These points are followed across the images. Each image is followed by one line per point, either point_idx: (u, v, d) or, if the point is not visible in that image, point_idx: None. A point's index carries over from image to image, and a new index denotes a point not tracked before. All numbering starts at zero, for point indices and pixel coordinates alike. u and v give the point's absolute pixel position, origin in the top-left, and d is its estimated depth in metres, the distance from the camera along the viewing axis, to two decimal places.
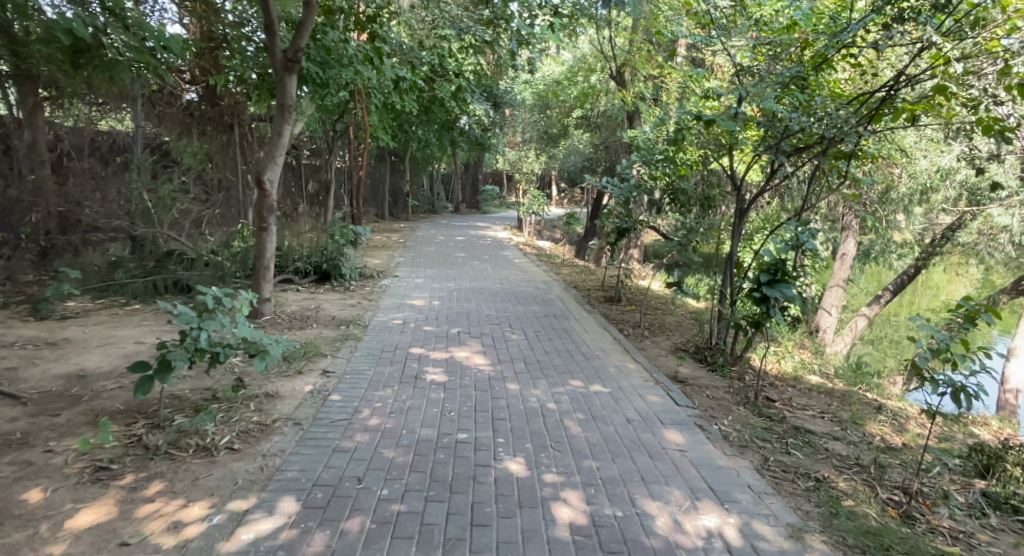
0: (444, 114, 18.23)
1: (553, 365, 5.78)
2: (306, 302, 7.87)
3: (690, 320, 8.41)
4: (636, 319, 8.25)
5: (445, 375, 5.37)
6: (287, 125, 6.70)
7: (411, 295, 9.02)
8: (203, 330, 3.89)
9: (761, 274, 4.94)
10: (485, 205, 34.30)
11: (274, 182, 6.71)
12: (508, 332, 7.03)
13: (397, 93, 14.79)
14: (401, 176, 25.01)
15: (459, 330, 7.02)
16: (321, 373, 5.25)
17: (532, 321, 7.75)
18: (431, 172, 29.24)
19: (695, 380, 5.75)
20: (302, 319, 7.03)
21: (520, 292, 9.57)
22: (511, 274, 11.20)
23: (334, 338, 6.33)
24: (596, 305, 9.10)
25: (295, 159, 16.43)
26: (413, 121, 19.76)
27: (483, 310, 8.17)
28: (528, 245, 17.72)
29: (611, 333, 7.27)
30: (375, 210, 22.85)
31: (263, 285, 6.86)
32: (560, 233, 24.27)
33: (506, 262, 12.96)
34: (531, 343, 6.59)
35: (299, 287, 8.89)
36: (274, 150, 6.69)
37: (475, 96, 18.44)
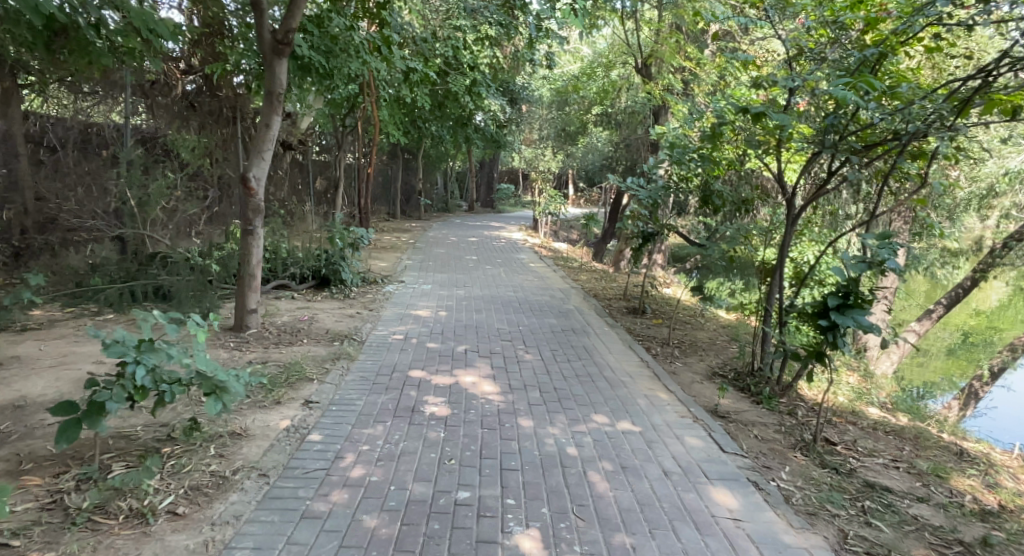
0: (459, 109, 17.52)
1: (573, 396, 4.98)
2: (300, 313, 7.14)
3: (724, 338, 7.56)
4: (663, 335, 7.42)
5: (448, 407, 4.59)
6: (277, 115, 5.97)
7: (416, 304, 8.28)
8: (142, 364, 3.09)
9: (830, 296, 4.07)
10: (500, 204, 33.59)
11: (262, 179, 5.98)
12: (522, 351, 6.24)
13: (409, 86, 14.07)
14: (414, 174, 24.33)
15: (466, 348, 6.24)
16: (302, 404, 4.49)
17: (549, 336, 6.95)
18: (445, 169, 28.55)
19: (739, 415, 4.93)
20: (291, 333, 6.29)
21: (535, 302, 8.77)
22: (525, 281, 10.42)
23: (325, 357, 5.59)
24: (618, 317, 8.29)
25: (302, 155, 15.78)
26: (427, 116, 19.05)
27: (494, 323, 7.40)
28: (543, 247, 16.96)
29: (637, 354, 6.45)
30: (386, 209, 22.19)
31: (249, 293, 6.12)
32: (577, 234, 23.45)
33: (521, 266, 12.19)
34: (548, 366, 5.80)
35: (295, 294, 8.17)
36: (263, 142, 5.96)
37: (491, 90, 17.72)
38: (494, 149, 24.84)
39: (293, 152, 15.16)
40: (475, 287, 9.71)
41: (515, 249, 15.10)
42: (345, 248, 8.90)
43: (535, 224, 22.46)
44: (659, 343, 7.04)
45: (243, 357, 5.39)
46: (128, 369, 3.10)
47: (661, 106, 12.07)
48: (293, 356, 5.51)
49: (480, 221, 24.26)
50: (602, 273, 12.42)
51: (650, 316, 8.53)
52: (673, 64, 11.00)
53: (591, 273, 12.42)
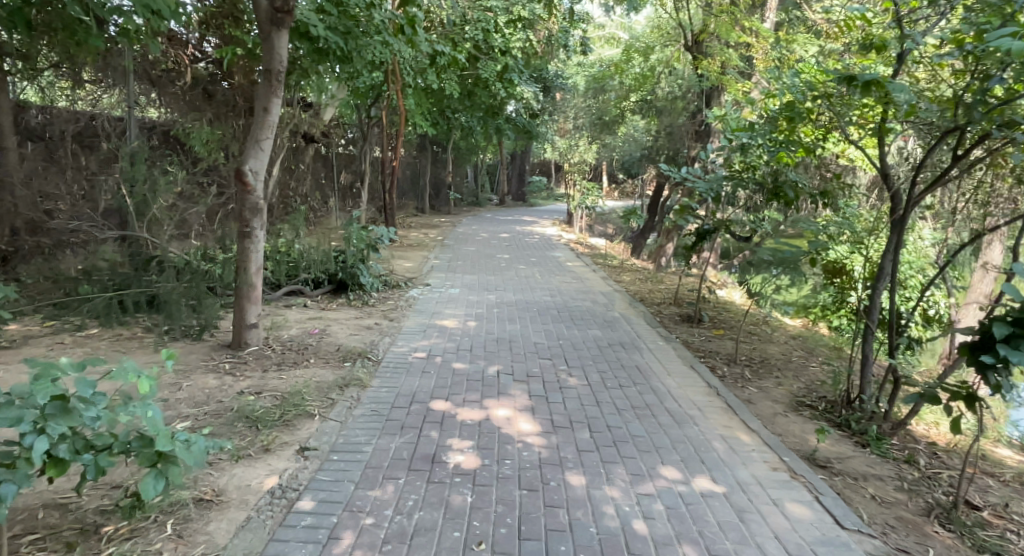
0: (490, 98, 16.63)
1: (632, 440, 4.00)
2: (311, 324, 6.29)
3: (800, 355, 6.48)
4: (726, 352, 6.39)
5: (476, 456, 3.66)
6: (278, 97, 5.07)
7: (443, 312, 7.38)
8: (41, 439, 2.17)
9: (995, 326, 3.02)
10: (533, 198, 32.65)
11: (261, 173, 5.11)
12: (565, 374, 5.27)
13: (435, 72, 13.16)
14: (443, 167, 23.49)
15: (499, 370, 5.30)
16: (296, 451, 3.61)
17: (595, 353, 5.97)
18: (475, 162, 27.70)
19: (844, 465, 3.91)
20: (297, 351, 5.44)
21: (576, 310, 7.78)
22: (563, 284, 9.43)
23: (333, 382, 4.72)
24: (672, 328, 7.25)
25: (326, 148, 15.04)
26: (456, 106, 18.18)
27: (530, 337, 6.43)
28: (578, 242, 16.02)
29: (702, 377, 5.43)
30: (415, 204, 21.45)
31: (250, 305, 5.27)
32: (614, 228, 22.38)
33: (557, 266, 11.24)
34: (597, 394, 4.81)
35: (309, 301, 7.33)
36: (263, 129, 5.06)
37: (524, 78, 16.78)
38: (525, 140, 23.86)
39: (315, 145, 14.40)
40: (508, 291, 8.77)
41: (549, 246, 14.16)
42: (364, 250, 8.04)
43: (570, 219, 21.47)
44: (724, 362, 6.00)
45: (237, 384, 4.55)
46: (24, 444, 2.19)
47: (712, 89, 10.94)
48: (296, 381, 4.65)
49: (511, 216, 23.32)
50: (646, 273, 11.36)
51: (709, 326, 7.48)
52: (728, 40, 9.89)
53: (635, 273, 11.38)
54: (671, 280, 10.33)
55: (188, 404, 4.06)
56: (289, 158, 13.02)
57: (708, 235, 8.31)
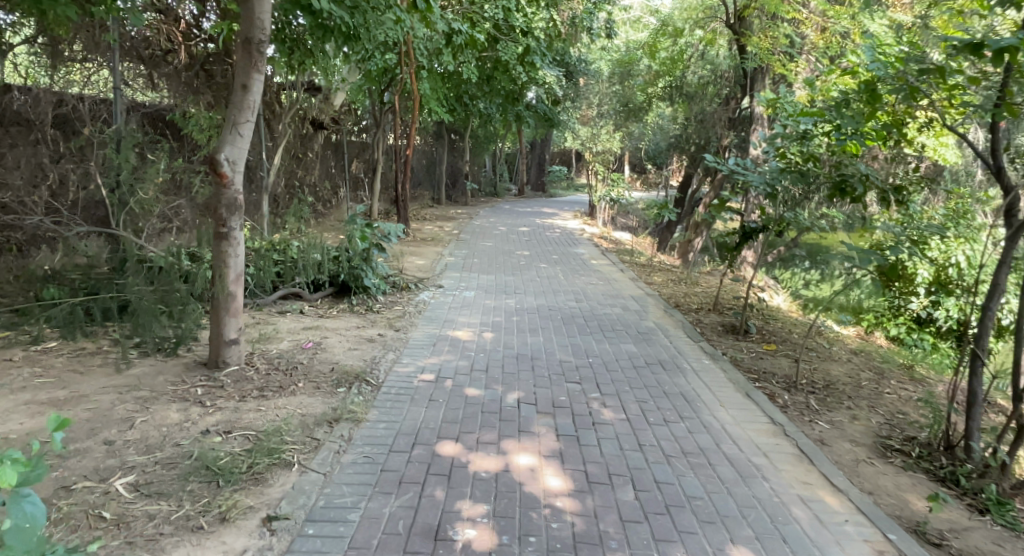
0: (510, 83, 15.78)
1: (689, 505, 3.17)
2: (306, 336, 5.50)
3: (869, 378, 5.58)
4: (782, 374, 5.52)
5: (493, 531, 2.85)
6: (259, 73, 4.26)
7: (455, 320, 6.58)
8: None
9: None
10: (552, 187, 31.78)
11: (239, 162, 4.30)
12: (597, 404, 4.45)
13: (452, 54, 12.30)
14: (460, 156, 22.63)
15: (520, 400, 4.48)
16: (264, 521, 2.83)
17: (631, 375, 5.13)
18: (494, 151, 26.85)
19: (964, 543, 3.07)
20: (285, 371, 4.65)
21: (606, 319, 6.93)
22: (589, 286, 8.58)
23: (321, 416, 3.93)
24: (716, 342, 6.38)
25: (337, 135, 14.27)
26: (475, 91, 17.34)
27: (555, 353, 5.60)
28: (600, 237, 15.22)
29: (761, 410, 4.57)
30: (431, 194, 20.67)
31: (229, 317, 4.49)
32: (637, 221, 21.44)
33: (581, 264, 10.40)
34: (639, 434, 3.98)
35: (306, 306, 6.55)
36: (241, 110, 4.25)
37: (547, 61, 15.90)
38: (546, 128, 22.94)
39: (325, 132, 13.63)
40: (528, 294, 7.95)
41: (571, 241, 13.31)
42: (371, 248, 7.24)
43: (592, 211, 20.55)
44: (782, 388, 5.14)
45: (206, 416, 3.77)
46: None
47: (755, 70, 9.96)
48: (278, 415, 3.85)
49: (530, 208, 22.42)
50: (677, 273, 10.47)
51: (757, 339, 6.59)
52: (776, 15, 8.90)
53: (665, 272, 10.50)
54: (706, 282, 9.43)
55: (139, 449, 3.28)
56: (297, 145, 12.26)
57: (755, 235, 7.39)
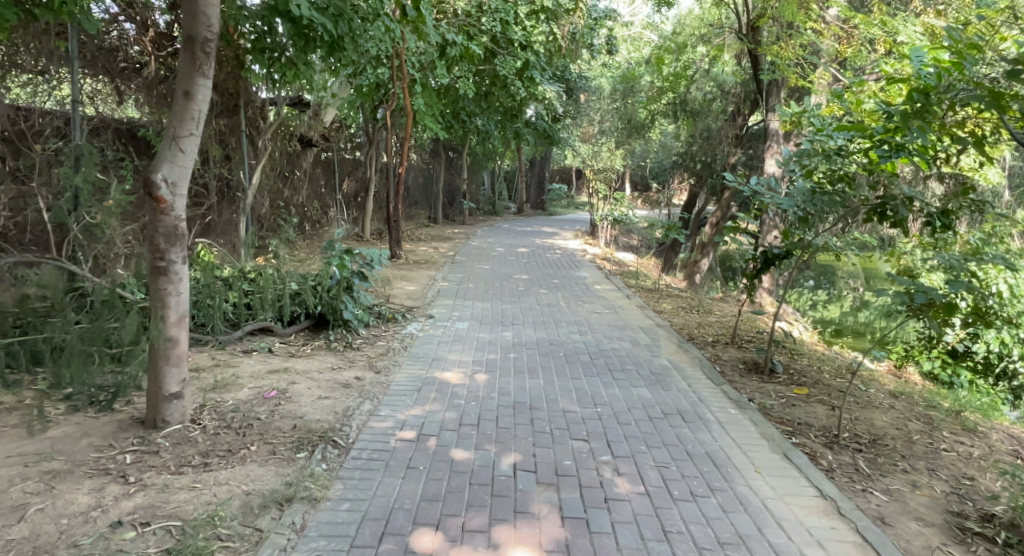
0: (508, 100, 15.22)
1: None
2: (271, 381, 4.78)
3: (918, 430, 4.85)
4: (818, 426, 4.80)
5: None
6: (203, 78, 3.58)
7: (445, 359, 5.84)
8: None
9: None
10: (552, 206, 31.24)
11: (181, 183, 3.60)
12: (609, 472, 3.72)
13: (448, 68, 11.71)
14: (458, 174, 22.05)
15: (517, 465, 3.74)
16: None
17: (647, 429, 4.41)
18: (493, 169, 26.35)
19: None
20: (237, 431, 3.91)
21: (614, 355, 6.21)
22: (594, 316, 7.86)
23: (269, 495, 3.19)
24: (738, 383, 5.65)
25: (327, 153, 13.65)
26: (472, 108, 16.81)
27: (558, 401, 4.86)
28: (602, 258, 14.58)
29: (804, 477, 3.85)
30: (427, 214, 20.05)
31: (170, 367, 3.78)
32: (640, 240, 20.82)
33: (584, 289, 9.70)
34: (664, 516, 3.26)
35: (277, 342, 5.84)
36: (183, 121, 3.55)
37: (547, 76, 15.34)
38: (546, 145, 22.37)
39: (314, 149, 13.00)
40: (527, 325, 7.23)
41: (572, 263, 12.64)
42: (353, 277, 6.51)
43: (594, 230, 19.92)
44: (823, 447, 4.40)
45: (125, 498, 3.05)
46: None
47: (771, 83, 9.32)
48: (215, 496, 3.12)
49: (530, 227, 21.80)
50: (688, 298, 9.75)
51: (785, 380, 5.86)
52: (794, 25, 8.29)
53: (675, 297, 9.79)
54: (720, 310, 8.72)
55: None
56: (282, 163, 11.62)
57: (778, 263, 6.69)
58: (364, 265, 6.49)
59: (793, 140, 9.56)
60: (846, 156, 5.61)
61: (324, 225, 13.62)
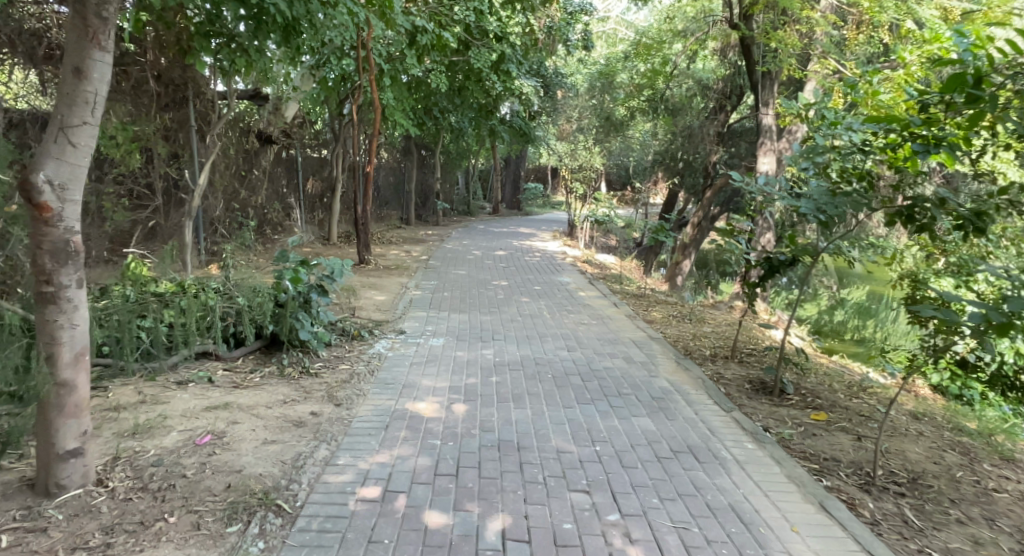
0: (483, 95, 14.49)
1: None
2: (207, 422, 4.03)
3: (958, 464, 4.25)
4: (849, 462, 4.15)
5: None
6: (101, 50, 2.80)
7: (418, 385, 5.10)
8: None
9: None
10: (528, 205, 30.63)
11: (72, 184, 2.81)
12: (619, 540, 3.03)
13: (419, 58, 10.94)
14: (431, 173, 21.27)
15: (506, 534, 3.03)
16: None
17: (657, 474, 3.73)
18: (467, 167, 25.62)
19: None
20: (155, 495, 3.17)
21: (607, 376, 5.53)
22: (581, 329, 7.19)
23: None
24: (749, 408, 5.00)
25: (290, 151, 12.80)
26: (445, 103, 16.07)
27: (549, 438, 4.15)
28: (582, 260, 13.97)
29: (849, 537, 3.21)
30: (399, 214, 19.27)
31: (66, 419, 2.99)
32: (618, 241, 20.27)
33: (567, 297, 9.05)
34: None
35: (221, 367, 5.08)
36: (72, 106, 2.77)
37: (523, 71, 14.66)
38: (522, 144, 21.69)
39: (274, 146, 12.13)
40: (508, 341, 6.51)
41: (553, 267, 11.98)
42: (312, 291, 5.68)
43: (571, 231, 19.31)
44: (859, 490, 3.76)
45: None
46: None
47: (765, 76, 8.76)
48: None
49: (506, 228, 21.16)
50: (678, 305, 9.14)
51: (797, 403, 5.25)
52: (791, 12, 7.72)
53: (664, 304, 9.17)
54: (713, 319, 8.13)
55: None
56: (238, 161, 10.75)
57: (783, 270, 6.09)
58: (323, 277, 5.67)
59: (787, 135, 9.00)
60: (866, 151, 4.99)
61: (287, 228, 12.76)
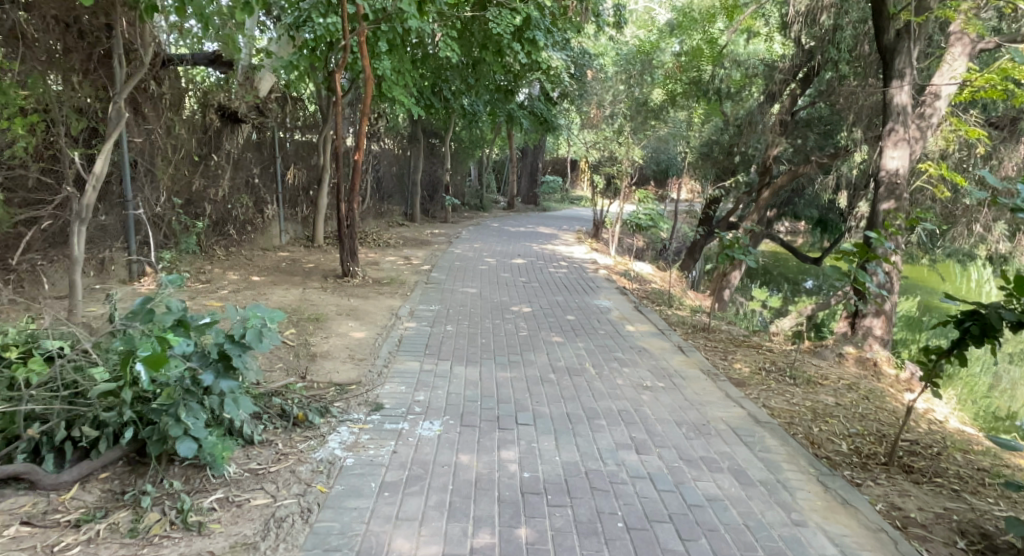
0: (502, 70, 12.15)
1: None
2: None
3: None
4: None
5: None
6: None
7: None
8: None
9: None
10: (545, 200, 28.26)
11: None
12: None
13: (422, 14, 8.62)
14: (441, 163, 18.87)
15: None
16: None
17: None
18: (480, 158, 23.29)
19: None
20: None
21: (721, 526, 3.16)
22: (646, 401, 4.83)
23: None
24: None
25: (265, 133, 10.51)
26: (457, 81, 13.76)
27: None
28: (616, 272, 11.62)
29: None
30: (402, 209, 17.00)
31: None
32: (649, 245, 17.91)
33: (611, 336, 6.70)
34: None
35: (20, 521, 2.76)
36: None
37: (551, 43, 12.30)
38: (542, 133, 19.23)
39: (244, 126, 9.80)
40: (540, 432, 4.15)
41: (586, 284, 9.63)
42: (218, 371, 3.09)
43: (597, 232, 16.97)
44: None
45: None
46: None
47: (898, 39, 6.40)
48: None
49: (522, 226, 18.82)
50: (764, 349, 6.77)
51: None
52: None
53: (744, 347, 6.79)
54: (825, 380, 5.74)
55: None
56: (188, 142, 8.47)
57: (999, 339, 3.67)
58: (228, 346, 3.08)
59: (917, 120, 6.56)
60: None
61: (261, 228, 10.49)
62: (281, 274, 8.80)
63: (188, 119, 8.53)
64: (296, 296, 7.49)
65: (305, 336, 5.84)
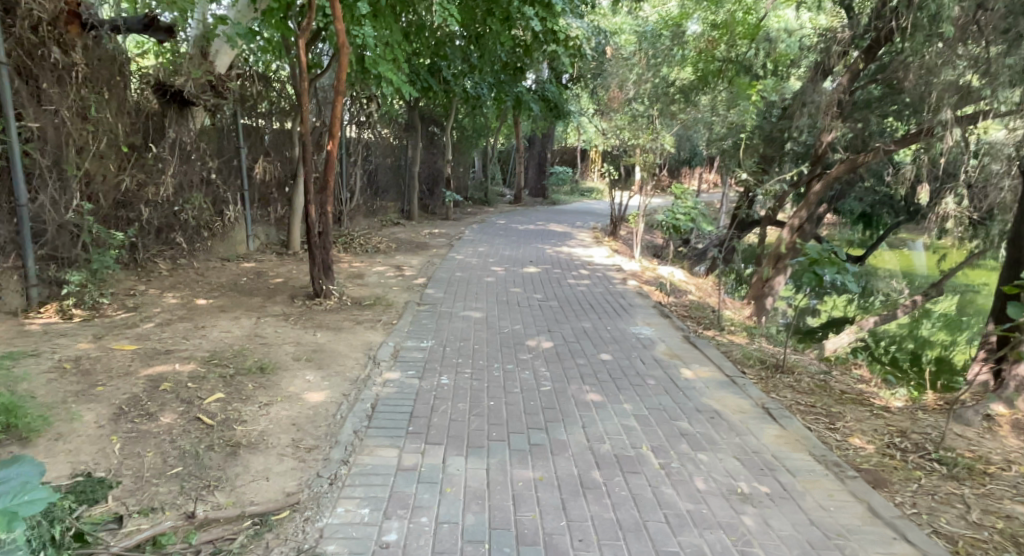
0: (510, 42, 10.27)
1: None
2: None
3: None
4: None
5: None
6: None
7: None
8: None
9: None
10: (554, 193, 26.44)
11: None
12: None
13: None
14: (441, 154, 17.02)
15: None
16: None
17: None
18: (485, 148, 21.49)
19: None
20: None
21: None
22: (754, 534, 3.02)
23: None
24: None
25: (223, 117, 8.66)
26: (457, 57, 11.91)
27: None
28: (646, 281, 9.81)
29: None
30: (398, 206, 15.21)
31: None
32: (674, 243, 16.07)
33: (665, 389, 4.87)
34: None
35: None
36: None
37: (569, 10, 10.53)
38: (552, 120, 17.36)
39: (196, 109, 7.98)
40: None
41: (618, 302, 7.78)
42: None
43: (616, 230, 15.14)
44: None
45: None
46: None
47: None
48: None
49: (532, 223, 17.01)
50: (875, 405, 4.94)
51: None
52: None
53: (847, 402, 4.98)
54: (994, 468, 3.92)
55: None
56: (115, 127, 6.68)
57: None
58: None
59: None
60: None
61: (221, 233, 8.71)
62: (235, 293, 7.02)
63: (114, 99, 6.73)
64: (245, 329, 5.70)
65: (235, 406, 4.04)
